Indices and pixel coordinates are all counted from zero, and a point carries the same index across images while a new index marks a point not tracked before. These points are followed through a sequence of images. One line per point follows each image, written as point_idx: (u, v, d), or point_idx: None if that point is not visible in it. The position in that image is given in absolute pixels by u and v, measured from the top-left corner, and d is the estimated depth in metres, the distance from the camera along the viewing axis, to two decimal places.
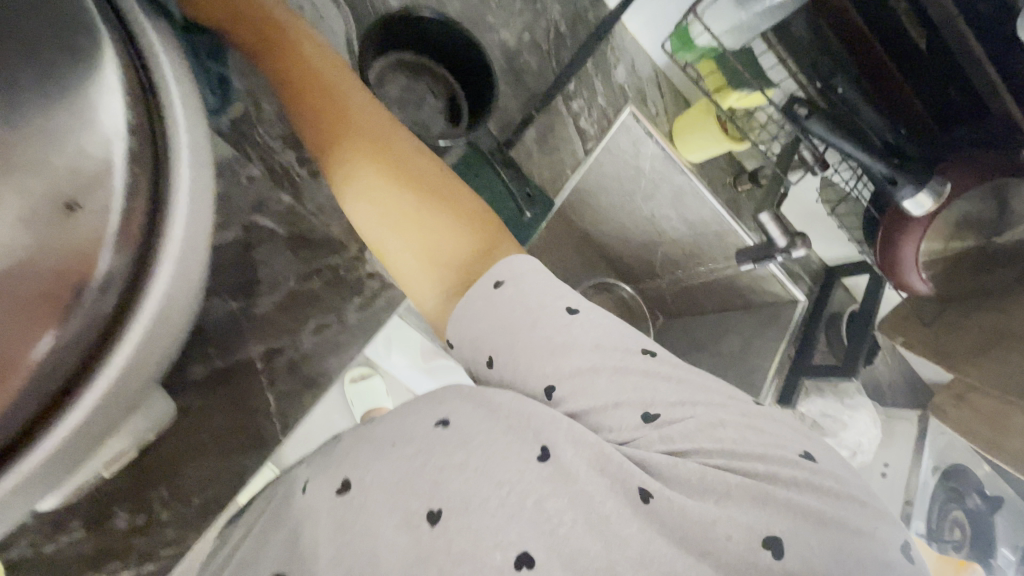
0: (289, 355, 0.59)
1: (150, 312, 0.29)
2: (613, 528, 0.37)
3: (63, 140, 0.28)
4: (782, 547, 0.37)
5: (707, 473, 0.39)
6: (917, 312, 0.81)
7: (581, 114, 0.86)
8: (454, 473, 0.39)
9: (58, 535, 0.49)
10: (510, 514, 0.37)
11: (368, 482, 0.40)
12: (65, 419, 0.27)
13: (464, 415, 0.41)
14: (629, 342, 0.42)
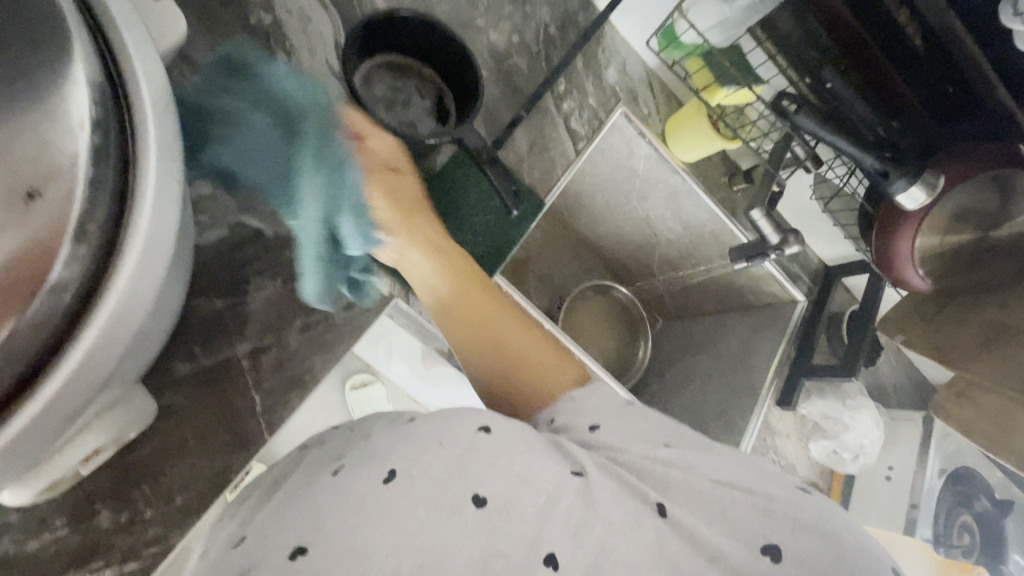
0: (276, 354, 0.59)
1: (111, 307, 0.30)
2: (635, 531, 0.40)
3: (22, 131, 0.28)
4: (781, 553, 0.39)
5: (715, 489, 0.43)
6: (918, 309, 0.79)
7: (572, 115, 0.86)
8: (493, 474, 0.41)
9: (43, 532, 0.49)
10: (545, 516, 0.40)
11: (414, 475, 0.41)
12: (31, 402, 0.28)
13: (505, 425, 0.45)
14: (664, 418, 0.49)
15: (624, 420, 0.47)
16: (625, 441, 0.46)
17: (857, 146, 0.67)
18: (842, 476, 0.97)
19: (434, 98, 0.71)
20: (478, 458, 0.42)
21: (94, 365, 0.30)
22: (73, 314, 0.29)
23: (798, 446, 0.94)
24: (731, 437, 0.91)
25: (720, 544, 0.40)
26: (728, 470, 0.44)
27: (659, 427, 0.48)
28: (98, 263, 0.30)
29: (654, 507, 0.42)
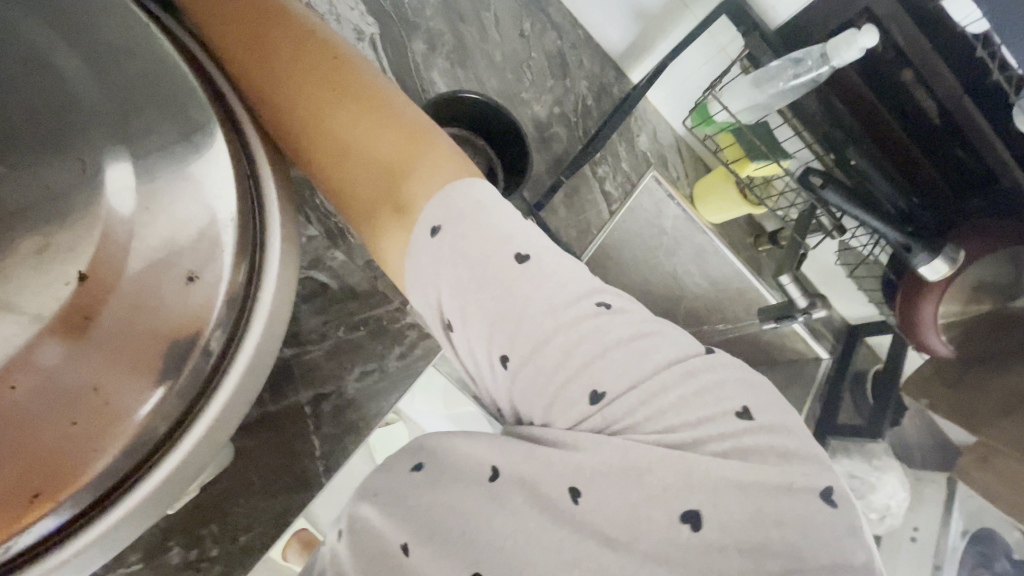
0: (334, 400, 0.63)
1: (241, 364, 0.35)
2: (551, 537, 0.40)
3: (184, 222, 0.32)
4: (699, 519, 0.39)
5: (629, 448, 0.41)
6: (941, 373, 0.82)
7: (606, 178, 0.92)
8: (424, 510, 0.43)
9: (117, 567, 0.52)
10: (465, 529, 0.42)
11: (358, 526, 0.45)
12: (172, 457, 0.33)
13: (438, 457, 0.46)
14: (583, 297, 0.43)
15: (536, 344, 0.41)
16: (536, 369, 0.42)
17: (881, 221, 0.72)
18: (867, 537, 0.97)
19: (485, 166, 0.76)
20: (411, 494, 0.45)
21: (222, 424, 0.35)
22: (211, 378, 0.34)
23: None
24: None
25: (657, 546, 0.39)
26: (660, 405, 0.42)
27: (546, 300, 0.42)
28: (233, 333, 0.34)
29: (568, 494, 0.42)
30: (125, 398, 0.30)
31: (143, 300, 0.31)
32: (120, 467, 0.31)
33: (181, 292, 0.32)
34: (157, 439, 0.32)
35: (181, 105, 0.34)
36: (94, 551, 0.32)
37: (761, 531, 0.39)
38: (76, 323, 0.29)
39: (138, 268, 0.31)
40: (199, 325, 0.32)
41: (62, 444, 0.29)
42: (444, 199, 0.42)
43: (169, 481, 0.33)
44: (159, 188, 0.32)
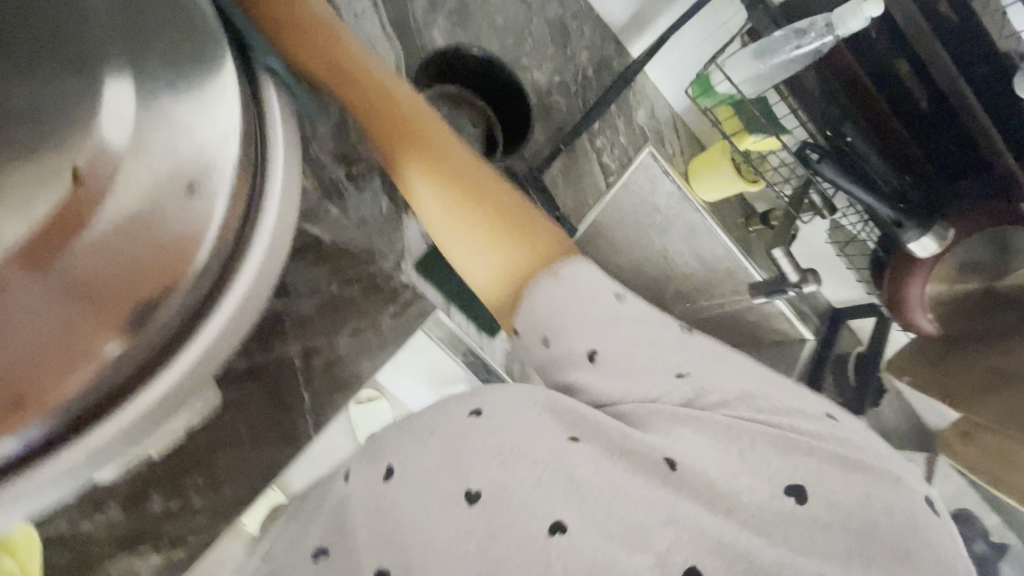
0: (326, 355, 0.62)
1: (240, 287, 0.33)
2: (637, 494, 0.39)
3: (186, 133, 0.31)
4: (805, 493, 0.38)
5: (730, 426, 0.40)
6: (925, 351, 0.84)
7: (604, 151, 0.92)
8: (488, 456, 0.40)
9: (96, 514, 0.50)
10: (535, 480, 0.39)
11: (410, 467, 0.42)
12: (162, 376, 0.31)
13: (497, 403, 0.42)
14: (669, 320, 0.44)
15: (627, 344, 0.41)
16: (623, 366, 0.41)
17: (874, 196, 0.73)
18: None
19: (484, 127, 0.75)
20: (469, 442, 0.41)
21: (216, 348, 0.33)
22: (205, 298, 0.32)
23: None
24: None
25: (752, 503, 0.38)
26: (754, 398, 0.41)
27: (638, 317, 0.42)
28: (230, 252, 0.33)
29: (663, 463, 0.40)
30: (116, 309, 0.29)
31: (139, 213, 0.29)
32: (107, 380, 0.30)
33: (178, 204, 0.30)
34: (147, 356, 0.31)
35: (184, 16, 0.33)
36: (78, 469, 0.31)
37: (864, 510, 0.37)
38: (69, 233, 0.27)
39: (134, 180, 0.29)
40: (196, 240, 0.31)
41: (49, 352, 0.28)
42: (571, 264, 0.44)
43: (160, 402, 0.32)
44: (160, 95, 0.31)
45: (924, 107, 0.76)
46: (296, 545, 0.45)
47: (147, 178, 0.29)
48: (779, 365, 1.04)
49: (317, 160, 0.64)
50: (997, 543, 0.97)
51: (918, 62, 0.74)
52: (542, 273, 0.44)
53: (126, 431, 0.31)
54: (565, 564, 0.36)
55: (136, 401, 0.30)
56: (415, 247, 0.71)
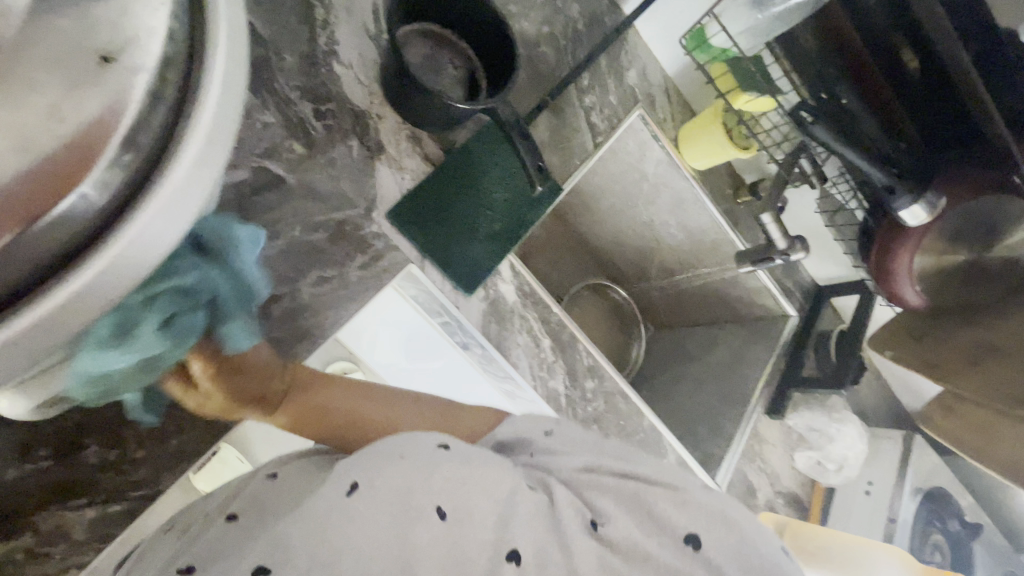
0: (288, 304, 0.58)
1: (172, 186, 0.27)
2: (573, 543, 0.41)
3: (100, 11, 0.25)
4: (699, 541, 0.42)
5: (632, 485, 0.46)
6: (910, 328, 0.80)
7: (593, 109, 0.87)
8: (454, 485, 0.41)
9: (23, 463, 0.45)
10: (496, 516, 0.41)
11: (380, 485, 0.40)
12: (75, 278, 0.25)
13: (463, 445, 0.46)
14: (587, 437, 0.53)
15: (551, 447, 0.51)
16: (551, 457, 0.50)
17: (869, 160, 0.70)
18: (822, 490, 0.97)
19: (466, 70, 0.71)
20: (443, 470, 0.42)
21: (149, 252, 0.27)
22: (135, 192, 0.27)
23: (783, 457, 0.95)
24: (720, 442, 0.93)
25: (651, 549, 0.41)
26: (654, 472, 0.48)
27: (567, 437, 0.52)
28: (162, 143, 0.28)
29: (588, 524, 0.44)
30: (25, 204, 0.23)
31: (45, 96, 0.24)
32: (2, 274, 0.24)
33: (91, 78, 0.25)
34: (57, 255, 0.25)
35: None
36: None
37: (746, 548, 0.41)
38: None
39: (41, 66, 0.24)
40: (112, 123, 0.25)
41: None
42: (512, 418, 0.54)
43: (75, 312, 0.26)
44: None
45: (914, 78, 0.75)
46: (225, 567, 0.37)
47: (54, 63, 0.24)
48: (761, 341, 1.03)
49: (281, 94, 0.59)
50: (972, 524, 0.98)
51: (911, 33, 0.71)
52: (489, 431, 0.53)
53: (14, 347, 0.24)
54: None
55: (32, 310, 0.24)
56: (388, 195, 0.66)
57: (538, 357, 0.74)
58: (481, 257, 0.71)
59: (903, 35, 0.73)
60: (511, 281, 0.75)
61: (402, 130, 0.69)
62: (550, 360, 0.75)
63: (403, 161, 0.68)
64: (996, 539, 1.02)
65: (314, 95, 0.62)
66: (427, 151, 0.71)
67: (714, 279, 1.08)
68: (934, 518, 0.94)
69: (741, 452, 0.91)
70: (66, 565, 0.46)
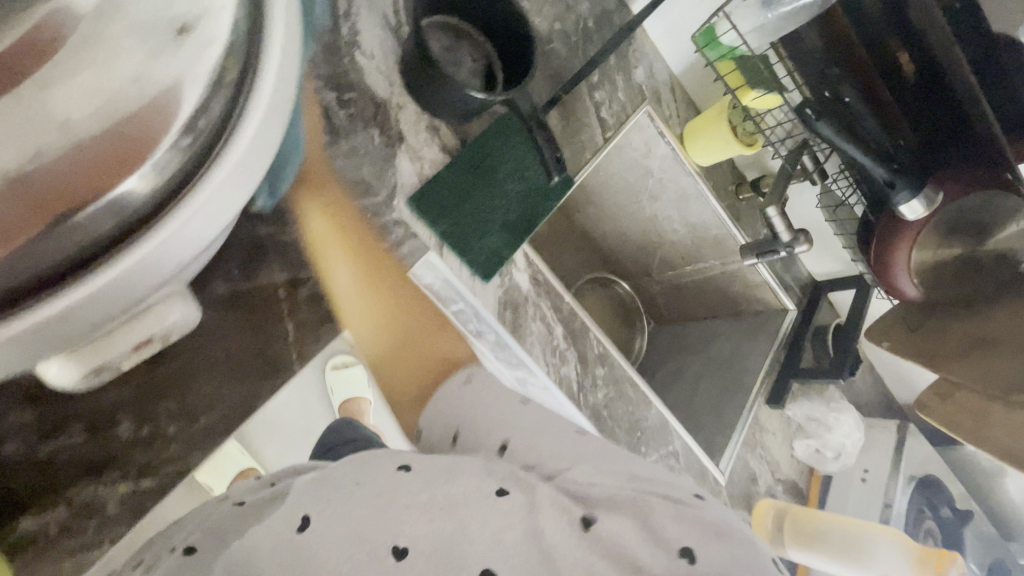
0: (312, 285, 0.58)
1: (224, 173, 0.27)
2: (552, 554, 0.37)
3: None
4: (695, 555, 0.36)
5: (623, 489, 0.41)
6: (905, 319, 0.83)
7: (603, 104, 0.88)
8: (415, 512, 0.38)
9: (59, 436, 0.46)
10: (460, 543, 0.36)
11: (329, 518, 0.38)
12: (116, 262, 0.26)
13: (427, 461, 0.42)
14: (571, 427, 0.47)
15: (531, 433, 0.46)
16: (530, 447, 0.45)
17: (867, 156, 0.73)
18: (820, 477, 1.00)
19: (483, 63, 0.72)
20: (398, 500, 0.38)
21: (188, 243, 0.28)
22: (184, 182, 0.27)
23: (782, 446, 0.99)
24: (723, 432, 0.95)
25: (638, 555, 0.36)
26: (650, 479, 0.42)
27: (548, 425, 0.47)
28: (225, 115, 0.28)
29: (577, 521, 0.39)
30: (87, 186, 0.25)
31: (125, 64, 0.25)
32: (57, 251, 0.25)
33: (165, 47, 0.26)
34: (110, 237, 0.26)
35: None
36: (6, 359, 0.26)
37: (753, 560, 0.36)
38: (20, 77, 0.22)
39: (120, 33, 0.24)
40: (171, 106, 0.26)
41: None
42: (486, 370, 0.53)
43: (112, 295, 0.27)
44: None
45: (909, 81, 0.78)
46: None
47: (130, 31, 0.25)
48: (761, 334, 1.06)
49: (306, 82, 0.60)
50: (963, 511, 1.01)
51: (906, 36, 0.74)
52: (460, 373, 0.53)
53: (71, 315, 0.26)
54: None
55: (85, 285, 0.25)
56: (407, 184, 0.67)
57: (551, 344, 0.76)
58: (497, 246, 0.72)
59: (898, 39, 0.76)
60: (525, 270, 0.77)
61: (421, 120, 0.70)
62: (562, 347, 0.77)
63: (422, 151, 0.69)
64: (983, 527, 1.07)
65: (338, 84, 0.63)
66: (444, 141, 0.72)
67: (715, 274, 1.10)
68: (927, 503, 0.97)
69: (743, 441, 0.94)
70: (102, 537, 0.47)
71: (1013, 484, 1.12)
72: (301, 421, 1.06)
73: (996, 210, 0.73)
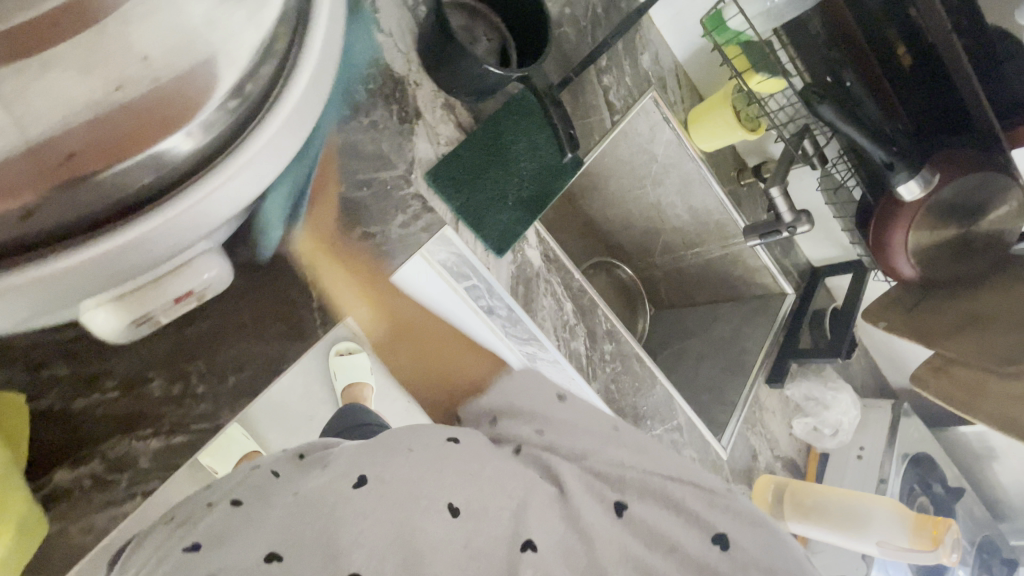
0: (336, 255, 0.60)
1: (267, 137, 0.28)
2: (582, 520, 0.50)
3: None
4: (726, 542, 0.48)
5: (648, 480, 0.54)
6: (900, 299, 0.86)
7: (610, 88, 0.90)
8: (459, 484, 0.49)
9: (91, 392, 0.47)
10: (501, 506, 0.49)
11: (386, 479, 0.47)
12: (151, 215, 0.26)
13: (473, 439, 0.54)
14: (598, 420, 0.63)
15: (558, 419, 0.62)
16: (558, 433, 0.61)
17: (868, 139, 0.76)
18: (817, 455, 1.04)
19: (498, 42, 0.74)
20: (450, 467, 0.50)
21: (225, 200, 0.28)
22: (225, 144, 0.28)
23: (781, 425, 1.02)
24: (724, 410, 0.98)
25: (672, 538, 0.49)
26: (664, 466, 0.56)
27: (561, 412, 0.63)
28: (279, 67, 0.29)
29: (611, 508, 0.52)
30: (144, 134, 0.26)
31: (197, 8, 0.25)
32: (101, 197, 0.26)
33: None
34: (150, 190, 0.27)
35: None
36: (37, 299, 0.26)
37: (777, 548, 0.47)
38: (94, 17, 0.23)
39: None
40: (229, 58, 0.27)
41: (46, 150, 0.24)
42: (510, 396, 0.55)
43: (147, 248, 0.27)
44: None
45: (906, 68, 0.80)
46: (234, 553, 0.41)
47: None
48: (760, 317, 1.09)
49: None
50: (953, 488, 1.05)
51: (905, 25, 0.77)
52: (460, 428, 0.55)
53: (102, 264, 0.26)
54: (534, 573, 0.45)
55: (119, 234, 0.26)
56: (424, 160, 0.69)
57: (561, 318, 0.79)
58: (510, 222, 0.74)
59: (896, 30, 0.78)
60: (536, 247, 0.80)
61: (437, 98, 0.71)
62: (571, 322, 0.80)
63: (438, 128, 0.71)
64: (974, 510, 1.11)
65: (358, 60, 0.65)
66: (459, 119, 0.74)
67: (715, 258, 1.13)
68: (921, 481, 1.00)
69: (743, 418, 0.97)
70: (133, 491, 0.49)
71: (1000, 463, 1.16)
72: (305, 406, 1.07)
73: (987, 192, 0.77)
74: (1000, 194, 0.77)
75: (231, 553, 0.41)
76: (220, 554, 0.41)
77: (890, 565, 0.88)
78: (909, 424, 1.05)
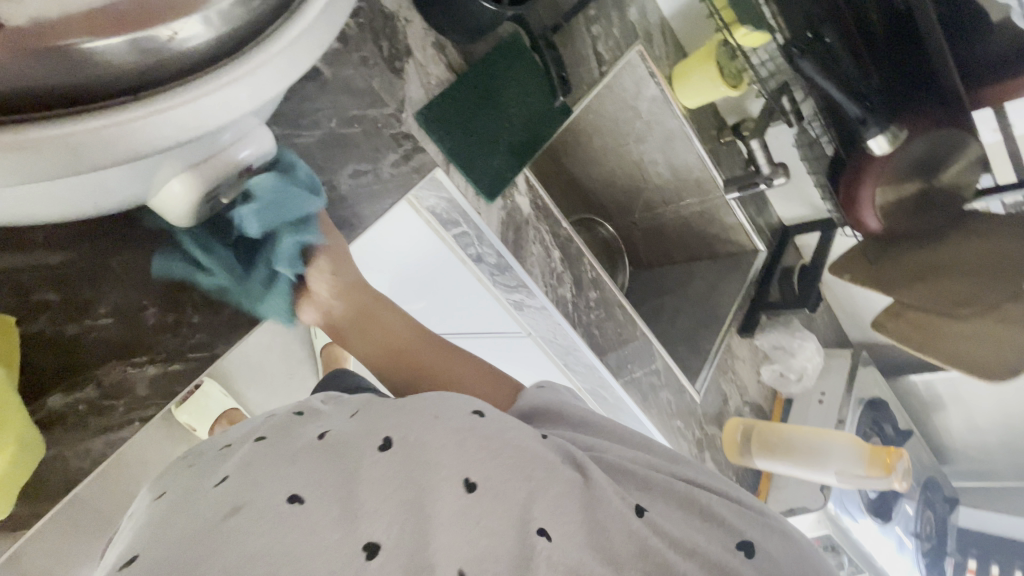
0: (328, 193, 0.61)
1: (280, 46, 0.29)
2: (603, 512, 0.43)
3: None
4: (752, 549, 0.42)
5: (680, 489, 0.47)
6: (862, 252, 0.90)
7: (599, 39, 0.90)
8: (484, 460, 0.43)
9: (84, 317, 0.47)
10: (527, 485, 0.42)
11: (410, 441, 0.43)
12: (155, 102, 0.26)
13: (496, 413, 0.48)
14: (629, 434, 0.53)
15: (594, 426, 0.54)
16: (582, 422, 0.54)
17: (843, 93, 0.78)
18: (782, 399, 1.13)
19: None
20: (472, 438, 0.44)
21: (230, 102, 0.28)
22: (239, 41, 0.28)
23: (748, 370, 1.09)
24: (698, 358, 1.03)
25: (695, 542, 0.43)
26: (699, 474, 0.50)
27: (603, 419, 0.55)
28: None
29: (633, 507, 0.44)
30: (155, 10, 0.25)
31: None
32: (111, 72, 0.25)
33: None
34: (165, 75, 0.27)
35: None
36: (22, 173, 0.25)
37: (809, 554, 0.43)
38: None
39: None
40: None
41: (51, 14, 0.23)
42: (548, 395, 0.56)
43: (149, 135, 0.27)
44: None
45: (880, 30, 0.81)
46: (260, 488, 0.39)
47: None
48: (734, 272, 1.13)
49: None
50: (903, 431, 1.14)
51: None
52: (464, 403, 0.48)
53: (93, 144, 0.25)
54: (551, 562, 0.39)
55: (114, 114, 0.25)
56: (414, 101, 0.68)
57: (548, 266, 0.82)
58: (501, 168, 0.75)
59: None
60: (526, 195, 0.81)
61: (428, 36, 0.70)
62: (559, 269, 0.83)
63: (429, 67, 0.70)
64: (921, 454, 1.21)
65: None
66: (449, 61, 0.73)
67: (692, 214, 1.16)
68: (875, 424, 1.09)
69: (715, 365, 1.03)
70: (130, 418, 0.48)
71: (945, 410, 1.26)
72: (281, 362, 0.94)
73: (947, 153, 0.82)
74: (958, 151, 0.82)
75: (252, 487, 0.39)
76: (234, 489, 0.39)
77: (846, 498, 0.96)
78: (867, 373, 1.13)
